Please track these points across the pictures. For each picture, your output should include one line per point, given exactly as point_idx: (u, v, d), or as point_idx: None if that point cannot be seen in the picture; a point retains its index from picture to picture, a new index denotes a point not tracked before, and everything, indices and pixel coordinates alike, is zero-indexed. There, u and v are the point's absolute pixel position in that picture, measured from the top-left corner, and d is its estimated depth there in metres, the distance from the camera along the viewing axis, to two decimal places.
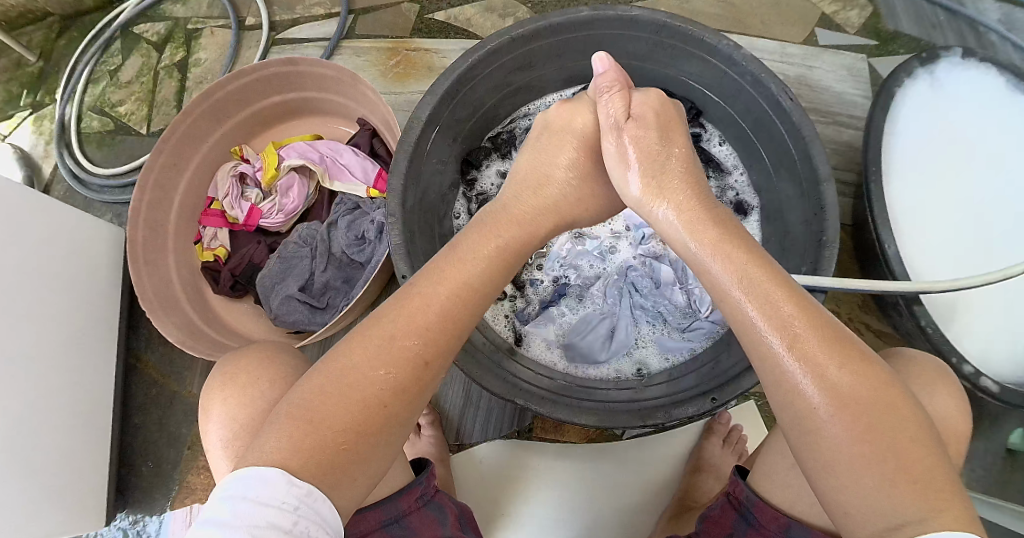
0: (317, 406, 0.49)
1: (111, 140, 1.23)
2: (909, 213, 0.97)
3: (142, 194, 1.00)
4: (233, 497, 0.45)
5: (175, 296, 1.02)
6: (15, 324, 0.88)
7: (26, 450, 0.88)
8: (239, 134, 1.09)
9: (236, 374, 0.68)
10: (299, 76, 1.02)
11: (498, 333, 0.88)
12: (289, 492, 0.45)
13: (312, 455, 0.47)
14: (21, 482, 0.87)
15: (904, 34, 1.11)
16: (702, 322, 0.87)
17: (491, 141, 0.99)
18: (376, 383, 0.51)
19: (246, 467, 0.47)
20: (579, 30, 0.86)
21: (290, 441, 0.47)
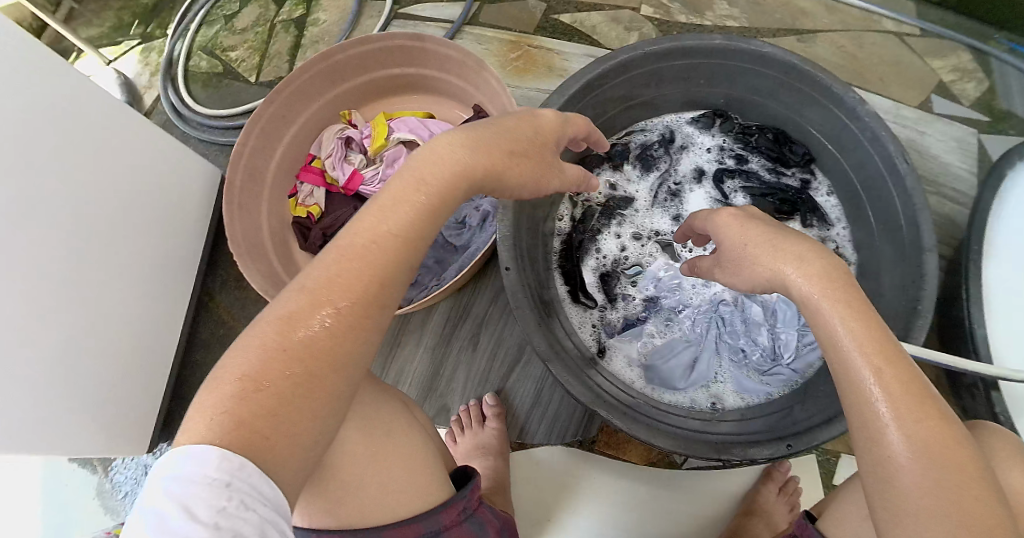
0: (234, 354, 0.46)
1: (218, 83, 1.24)
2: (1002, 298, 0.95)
3: (248, 139, 1.02)
4: (192, 481, 0.42)
5: (261, 244, 1.03)
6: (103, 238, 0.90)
7: (88, 360, 0.90)
8: (350, 98, 1.11)
9: None
10: (422, 52, 1.03)
11: (583, 340, 0.88)
12: (216, 468, 0.42)
13: (257, 426, 0.44)
14: (74, 392, 0.88)
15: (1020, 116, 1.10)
16: (782, 368, 0.87)
17: (605, 150, 0.97)
18: (249, 338, 0.47)
19: (188, 445, 0.43)
20: (708, 59, 0.88)
21: (228, 410, 0.44)
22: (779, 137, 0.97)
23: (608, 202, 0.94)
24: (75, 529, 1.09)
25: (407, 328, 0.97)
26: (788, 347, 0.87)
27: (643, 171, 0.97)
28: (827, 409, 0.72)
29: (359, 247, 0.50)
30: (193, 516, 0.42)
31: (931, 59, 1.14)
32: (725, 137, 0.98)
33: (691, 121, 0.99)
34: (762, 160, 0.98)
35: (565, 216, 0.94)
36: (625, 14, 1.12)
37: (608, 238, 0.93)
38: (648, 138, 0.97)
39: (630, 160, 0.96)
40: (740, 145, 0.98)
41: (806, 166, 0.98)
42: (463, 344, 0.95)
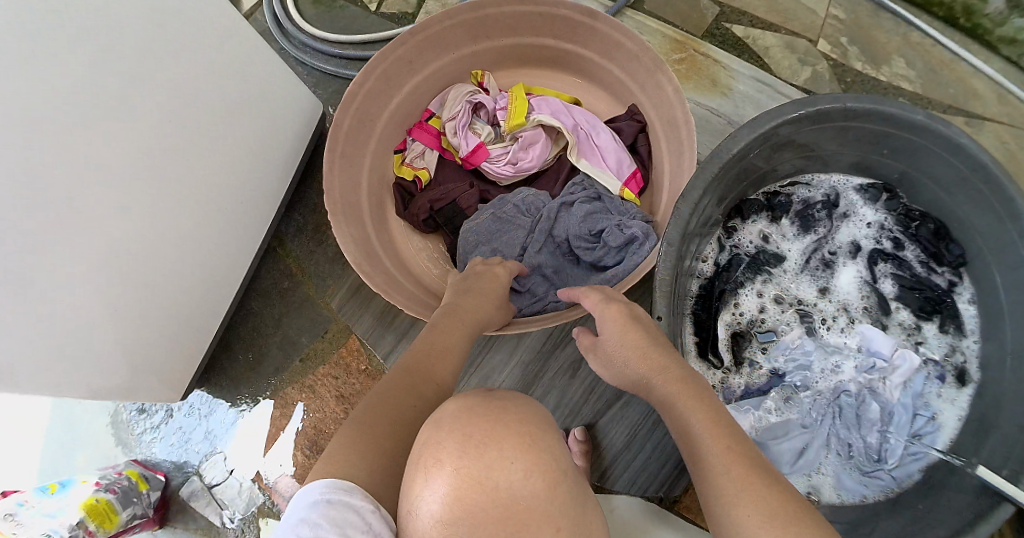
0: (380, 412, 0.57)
1: (331, 3, 1.08)
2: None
3: (365, 81, 0.89)
4: (310, 501, 0.47)
5: (358, 204, 0.91)
6: (190, 162, 0.77)
7: (142, 295, 0.78)
8: (487, 59, 0.98)
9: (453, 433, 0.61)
10: (588, 31, 0.90)
11: None
12: (358, 497, 0.48)
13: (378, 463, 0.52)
14: (123, 327, 0.77)
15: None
16: (884, 474, 0.82)
17: (766, 198, 0.91)
18: (372, 407, 0.57)
19: (311, 483, 0.50)
20: (903, 130, 0.79)
21: (354, 443, 0.53)
22: (940, 232, 0.87)
23: (756, 255, 0.89)
24: (79, 453, 1.00)
25: (503, 337, 0.90)
26: (897, 454, 0.82)
27: (799, 231, 0.90)
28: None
29: (437, 347, 0.65)
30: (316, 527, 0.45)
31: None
32: (888, 215, 0.90)
33: (859, 188, 0.91)
34: (917, 251, 0.89)
35: (708, 257, 0.88)
36: (803, 44, 1.01)
37: (747, 294, 0.88)
38: (811, 195, 0.91)
39: (789, 216, 0.90)
40: (901, 229, 0.90)
41: (958, 269, 0.87)
42: (563, 367, 0.88)
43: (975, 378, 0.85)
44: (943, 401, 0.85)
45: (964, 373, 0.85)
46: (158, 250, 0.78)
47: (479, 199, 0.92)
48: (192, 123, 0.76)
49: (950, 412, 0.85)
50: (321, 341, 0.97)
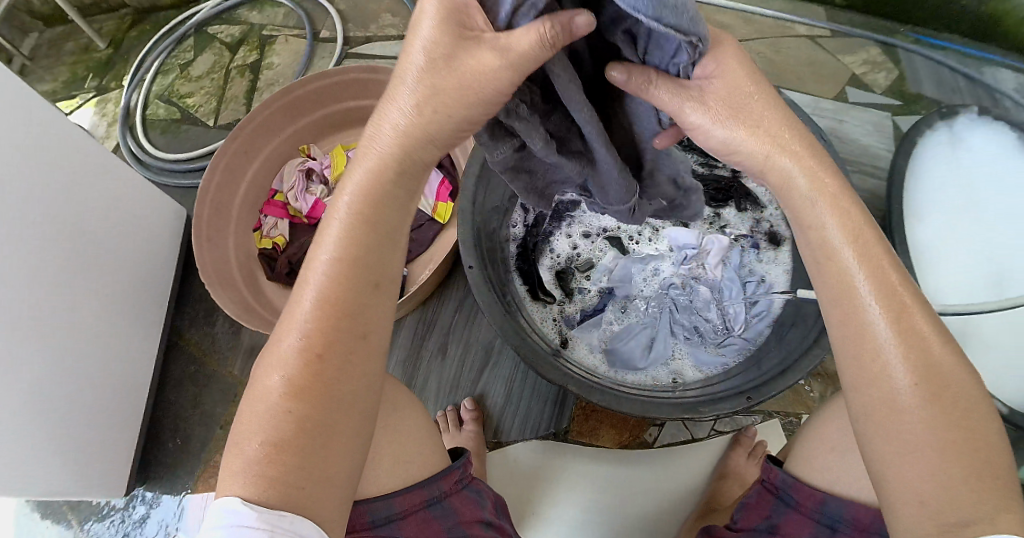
0: (260, 385, 0.50)
1: (177, 128, 1.31)
2: (927, 255, 1.03)
3: (212, 175, 1.05)
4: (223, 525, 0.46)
5: (230, 276, 1.06)
6: (65, 281, 0.91)
7: (52, 403, 0.90)
8: (310, 133, 1.15)
9: None
10: (376, 84, 1.09)
11: (546, 335, 0.94)
12: (266, 518, 0.46)
13: (283, 473, 0.47)
14: (42, 434, 0.89)
15: (927, 97, 1.17)
16: (736, 338, 0.93)
17: None
18: (263, 406, 0.49)
19: (223, 500, 0.48)
20: None
21: (256, 465, 0.47)
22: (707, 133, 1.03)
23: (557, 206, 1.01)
24: None
25: None
26: (739, 318, 0.94)
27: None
28: (793, 355, 0.80)
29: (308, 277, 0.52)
30: None
31: (842, 55, 1.23)
32: None
33: None
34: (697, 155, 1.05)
35: (518, 222, 0.99)
36: None
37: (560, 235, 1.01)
38: None
39: None
40: None
41: None
42: (432, 351, 1.01)
43: (787, 235, 0.99)
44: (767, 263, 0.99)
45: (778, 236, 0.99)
46: (66, 358, 0.92)
47: None
48: (60, 248, 0.91)
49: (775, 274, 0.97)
50: (234, 406, 1.11)
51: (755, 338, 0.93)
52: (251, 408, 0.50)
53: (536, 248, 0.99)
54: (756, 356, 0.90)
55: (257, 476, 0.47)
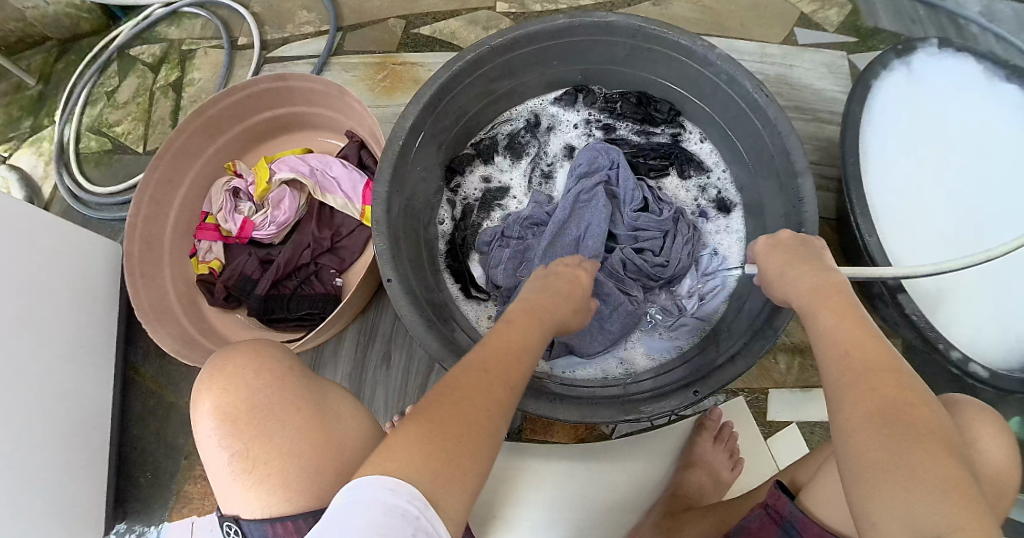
0: (459, 382, 0.54)
1: (109, 159, 1.27)
2: (891, 213, 0.94)
3: (138, 209, 1.02)
4: (360, 502, 0.46)
5: (171, 309, 1.02)
6: (4, 338, 0.89)
7: (14, 462, 0.89)
8: (233, 149, 1.11)
9: (242, 360, 0.60)
10: (289, 91, 1.03)
11: (480, 334, 0.90)
12: (411, 502, 0.46)
13: (443, 464, 0.49)
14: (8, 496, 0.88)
15: (885, 30, 1.08)
16: (687, 319, 0.88)
17: (474, 147, 1.01)
18: (443, 404, 0.52)
19: (368, 474, 0.48)
20: (559, 38, 0.90)
21: (418, 450, 0.49)
22: (643, 99, 0.99)
23: (484, 195, 1.00)
24: None
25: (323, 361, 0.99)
26: (690, 297, 0.90)
27: (513, 159, 1.01)
28: (745, 337, 0.74)
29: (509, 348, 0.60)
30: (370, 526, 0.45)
31: None
32: (590, 110, 1.02)
33: (554, 101, 1.03)
34: (630, 123, 1.01)
35: (446, 217, 0.99)
36: (482, 15, 1.14)
37: (490, 224, 0.99)
38: (513, 126, 1.02)
39: (499, 152, 1.01)
40: (606, 114, 1.02)
41: (674, 121, 0.99)
42: (377, 362, 0.97)
43: (738, 201, 0.95)
44: (721, 233, 0.94)
45: (727, 202, 0.95)
46: (24, 414, 0.91)
47: (261, 262, 1.03)
48: None
49: (731, 244, 0.93)
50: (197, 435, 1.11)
51: (710, 316, 0.88)
52: (449, 399, 0.53)
53: (465, 243, 0.97)
54: (709, 336, 0.85)
55: (443, 463, 0.49)
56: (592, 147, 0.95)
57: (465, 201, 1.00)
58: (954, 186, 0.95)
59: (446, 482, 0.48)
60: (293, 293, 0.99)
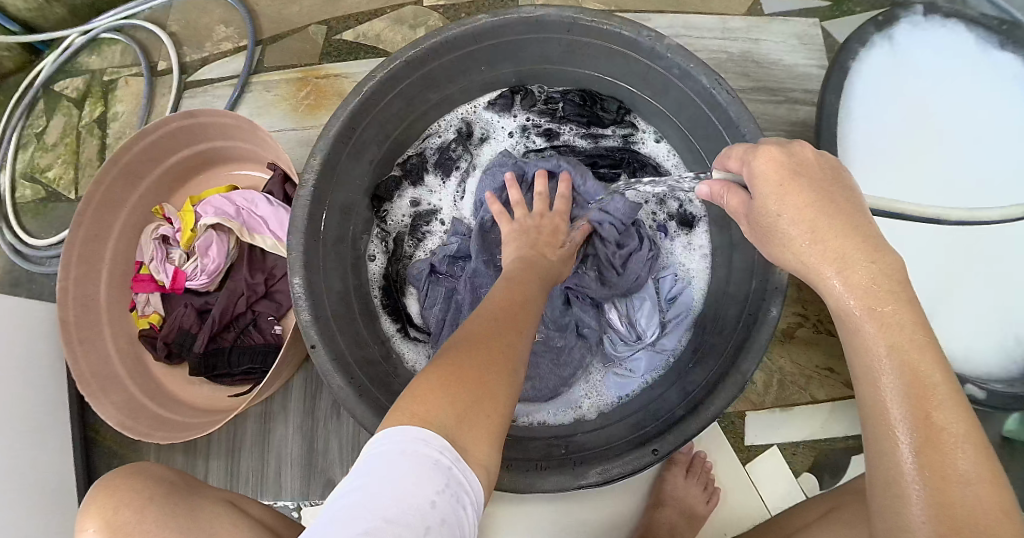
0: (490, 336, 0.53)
1: (45, 208, 1.21)
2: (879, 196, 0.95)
3: (67, 273, 0.94)
4: (391, 451, 0.42)
5: (114, 373, 0.97)
6: None
7: None
8: (158, 193, 1.04)
9: (122, 484, 0.67)
10: (202, 127, 0.97)
11: (421, 379, 0.86)
12: (440, 452, 0.43)
13: (479, 406, 0.47)
14: None
15: None
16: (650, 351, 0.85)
17: (401, 166, 0.92)
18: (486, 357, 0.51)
19: (395, 423, 0.44)
20: (482, 41, 0.80)
21: (453, 395, 0.46)
22: (586, 98, 0.91)
23: (413, 221, 0.92)
24: None
25: (274, 413, 0.94)
26: (652, 325, 0.83)
27: (443, 177, 0.93)
28: (710, 384, 0.71)
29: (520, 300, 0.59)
30: (394, 483, 0.41)
31: None
32: (528, 114, 0.93)
33: (488, 107, 0.93)
34: (575, 126, 0.93)
35: (378, 251, 0.91)
36: (408, 11, 1.04)
37: (422, 253, 0.92)
38: (445, 141, 0.93)
39: (429, 171, 0.93)
40: (548, 118, 0.93)
41: (624, 120, 0.92)
42: (327, 413, 0.93)
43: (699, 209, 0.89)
44: (684, 251, 0.89)
45: (689, 214, 0.89)
46: None
47: (198, 313, 0.96)
48: None
49: (695, 262, 0.89)
50: None
51: (673, 347, 0.85)
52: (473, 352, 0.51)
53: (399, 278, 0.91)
54: (673, 372, 0.82)
55: (471, 407, 0.46)
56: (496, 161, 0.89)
57: (396, 229, 0.92)
58: (941, 160, 0.96)
59: (472, 423, 0.46)
60: (233, 346, 0.93)
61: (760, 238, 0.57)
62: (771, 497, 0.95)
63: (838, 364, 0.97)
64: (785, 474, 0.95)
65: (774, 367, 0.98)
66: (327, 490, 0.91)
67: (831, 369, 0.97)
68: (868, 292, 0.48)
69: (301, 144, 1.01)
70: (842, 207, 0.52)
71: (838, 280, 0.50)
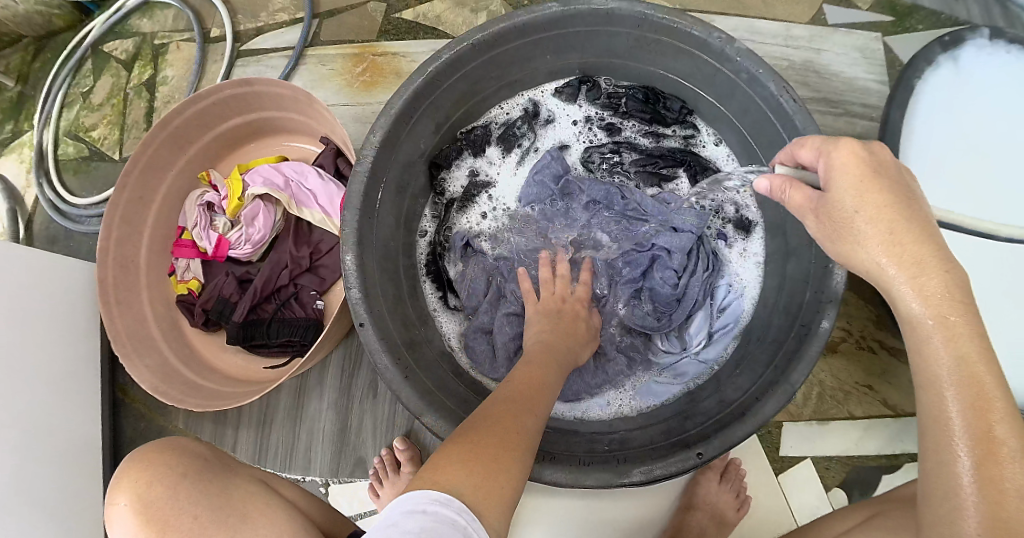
0: (495, 410, 0.54)
1: (87, 167, 1.21)
2: None
3: (109, 233, 0.94)
4: (411, 510, 0.43)
5: (150, 336, 0.97)
6: None
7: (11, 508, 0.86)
8: (206, 158, 1.04)
9: (157, 459, 0.65)
10: (256, 96, 0.96)
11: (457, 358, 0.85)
12: (457, 512, 0.44)
13: (490, 467, 0.48)
14: None
15: (924, 8, 1.04)
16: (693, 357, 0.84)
17: (466, 136, 0.90)
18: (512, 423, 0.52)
19: (409, 488, 0.45)
20: (549, 30, 0.79)
21: (464, 459, 0.48)
22: (649, 96, 0.89)
23: (467, 195, 0.90)
24: None
25: (309, 387, 0.94)
26: (699, 334, 0.84)
27: (505, 151, 0.92)
28: (760, 389, 0.70)
29: (531, 373, 0.61)
30: (407, 536, 0.41)
31: None
32: (592, 106, 0.92)
33: (555, 93, 0.92)
34: (637, 122, 0.92)
35: (428, 226, 0.90)
36: None
37: (470, 221, 0.91)
38: (510, 120, 0.92)
39: (495, 146, 0.92)
40: (610, 111, 0.92)
41: (685, 120, 0.91)
42: (363, 392, 0.93)
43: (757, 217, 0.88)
44: (738, 259, 0.87)
45: (745, 221, 0.88)
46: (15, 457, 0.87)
47: (238, 282, 0.96)
48: None
49: (747, 272, 0.87)
50: None
51: (715, 356, 0.84)
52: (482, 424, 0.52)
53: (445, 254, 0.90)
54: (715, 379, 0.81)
55: (488, 475, 0.47)
56: (541, 161, 0.90)
57: (450, 202, 0.91)
58: (1000, 186, 0.94)
59: (488, 493, 0.46)
60: (272, 318, 0.92)
61: (826, 234, 0.54)
62: (800, 510, 0.94)
63: (877, 382, 0.96)
64: (816, 487, 0.94)
65: (812, 380, 0.96)
66: (357, 469, 0.92)
67: (869, 386, 0.96)
68: (940, 301, 0.47)
69: (356, 119, 1.01)
70: (918, 211, 0.51)
71: (909, 286, 0.48)
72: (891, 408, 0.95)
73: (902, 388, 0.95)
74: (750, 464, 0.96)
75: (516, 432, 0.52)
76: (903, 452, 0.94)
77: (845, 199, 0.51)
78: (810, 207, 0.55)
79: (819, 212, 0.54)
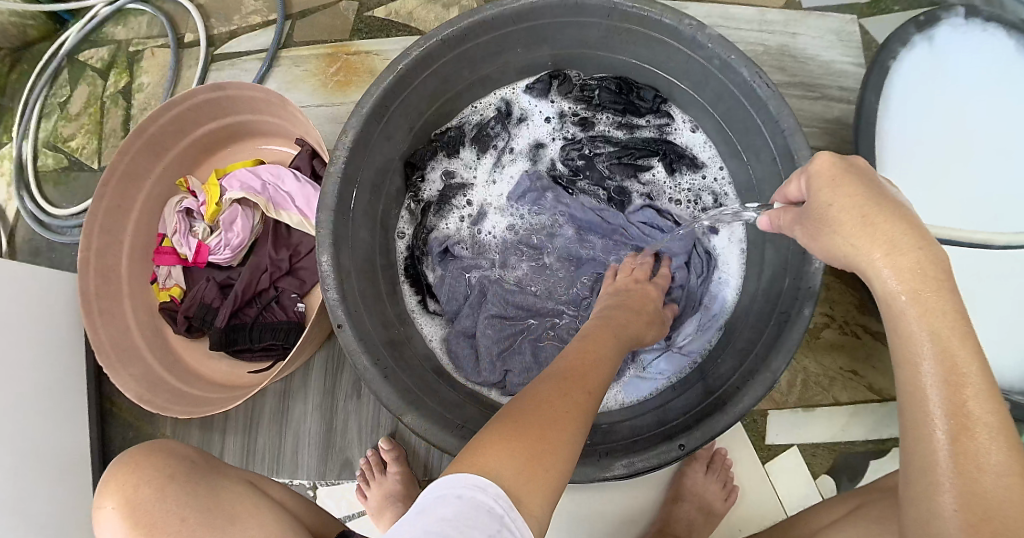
0: (550, 391, 0.53)
1: (67, 177, 1.20)
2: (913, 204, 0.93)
3: (88, 243, 0.94)
4: (442, 496, 0.43)
5: (133, 345, 0.96)
6: None
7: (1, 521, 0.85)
8: (183, 165, 1.03)
9: (142, 461, 0.65)
10: (230, 100, 0.96)
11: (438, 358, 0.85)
12: (496, 499, 0.43)
13: (534, 451, 0.47)
14: None
15: None
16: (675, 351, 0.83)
17: (439, 138, 0.90)
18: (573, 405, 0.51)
19: (449, 472, 0.45)
20: (518, 23, 0.78)
21: (516, 447, 0.46)
22: (623, 87, 0.89)
23: (443, 196, 0.90)
24: None
25: (293, 391, 0.94)
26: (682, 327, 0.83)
27: (479, 152, 0.92)
28: (741, 379, 0.69)
29: (589, 354, 0.59)
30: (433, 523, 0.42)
31: None
32: (565, 100, 0.92)
33: (527, 90, 0.92)
34: (611, 115, 0.91)
35: (405, 227, 0.90)
36: None
37: (449, 225, 0.90)
38: (482, 119, 0.92)
39: (466, 146, 0.91)
40: (584, 104, 0.92)
41: (660, 110, 0.90)
42: (347, 394, 0.93)
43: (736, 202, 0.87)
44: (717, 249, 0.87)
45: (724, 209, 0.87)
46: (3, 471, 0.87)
47: (219, 288, 0.95)
48: None
49: (727, 262, 0.86)
50: None
51: (698, 350, 0.83)
52: (534, 408, 0.51)
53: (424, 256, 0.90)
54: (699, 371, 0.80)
55: (534, 462, 0.46)
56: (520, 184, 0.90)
57: (426, 204, 0.90)
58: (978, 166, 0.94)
59: (533, 482, 0.45)
60: (254, 323, 0.92)
61: (809, 235, 0.53)
62: (787, 497, 0.94)
63: (862, 367, 0.96)
64: (802, 475, 0.94)
65: (797, 367, 0.96)
66: (344, 470, 0.92)
67: (855, 371, 0.96)
68: (908, 284, 0.46)
69: (330, 121, 1.00)
70: (891, 196, 0.50)
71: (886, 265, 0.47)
72: (877, 392, 0.95)
73: (886, 371, 0.95)
74: (737, 452, 0.96)
75: (577, 402, 0.52)
76: (890, 438, 0.94)
77: (817, 190, 0.51)
78: (796, 214, 0.55)
79: (801, 218, 0.54)
